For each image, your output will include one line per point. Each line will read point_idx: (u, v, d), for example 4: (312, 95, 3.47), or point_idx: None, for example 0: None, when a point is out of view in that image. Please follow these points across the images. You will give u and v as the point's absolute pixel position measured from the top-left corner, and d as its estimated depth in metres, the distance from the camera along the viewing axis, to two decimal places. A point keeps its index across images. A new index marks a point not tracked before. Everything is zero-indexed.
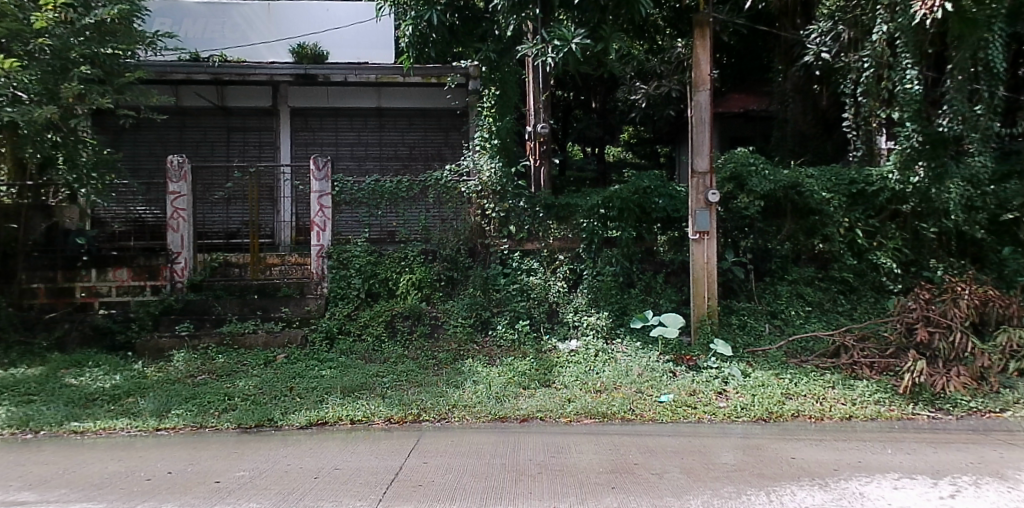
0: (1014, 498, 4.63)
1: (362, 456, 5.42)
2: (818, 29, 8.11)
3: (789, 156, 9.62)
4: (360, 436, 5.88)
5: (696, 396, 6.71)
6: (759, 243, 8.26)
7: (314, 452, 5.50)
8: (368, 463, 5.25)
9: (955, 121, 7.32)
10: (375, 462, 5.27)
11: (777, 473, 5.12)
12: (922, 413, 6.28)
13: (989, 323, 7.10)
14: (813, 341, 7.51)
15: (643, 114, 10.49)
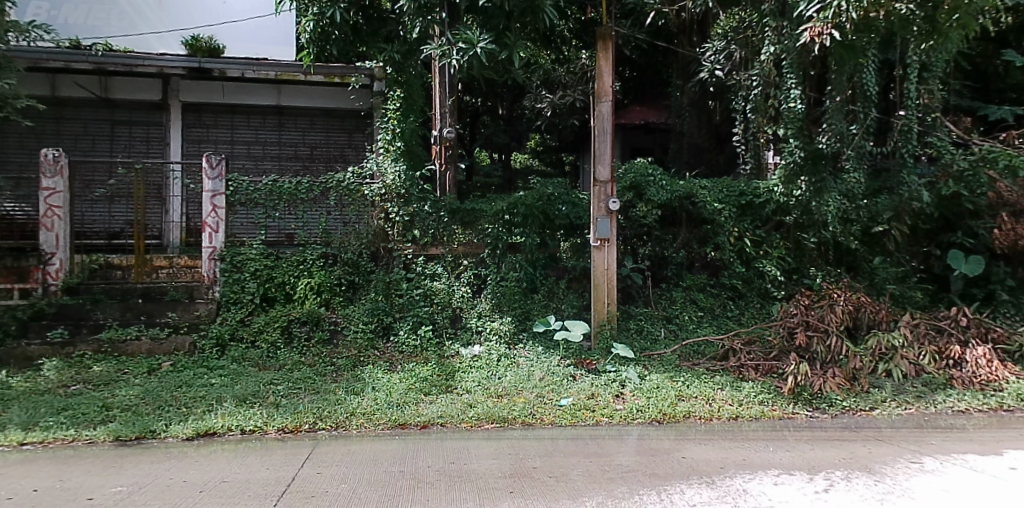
0: (880, 491, 4.98)
1: (252, 467, 5.19)
2: (712, 48, 8.52)
3: (685, 167, 10.00)
4: (250, 447, 5.62)
5: (594, 399, 6.84)
6: (656, 250, 8.57)
7: (200, 463, 5.21)
8: (258, 474, 5.02)
9: (834, 139, 7.81)
10: (266, 472, 5.05)
11: (669, 473, 5.29)
12: (802, 412, 6.64)
13: (861, 327, 7.63)
14: (704, 345, 7.83)
15: (549, 121, 10.54)
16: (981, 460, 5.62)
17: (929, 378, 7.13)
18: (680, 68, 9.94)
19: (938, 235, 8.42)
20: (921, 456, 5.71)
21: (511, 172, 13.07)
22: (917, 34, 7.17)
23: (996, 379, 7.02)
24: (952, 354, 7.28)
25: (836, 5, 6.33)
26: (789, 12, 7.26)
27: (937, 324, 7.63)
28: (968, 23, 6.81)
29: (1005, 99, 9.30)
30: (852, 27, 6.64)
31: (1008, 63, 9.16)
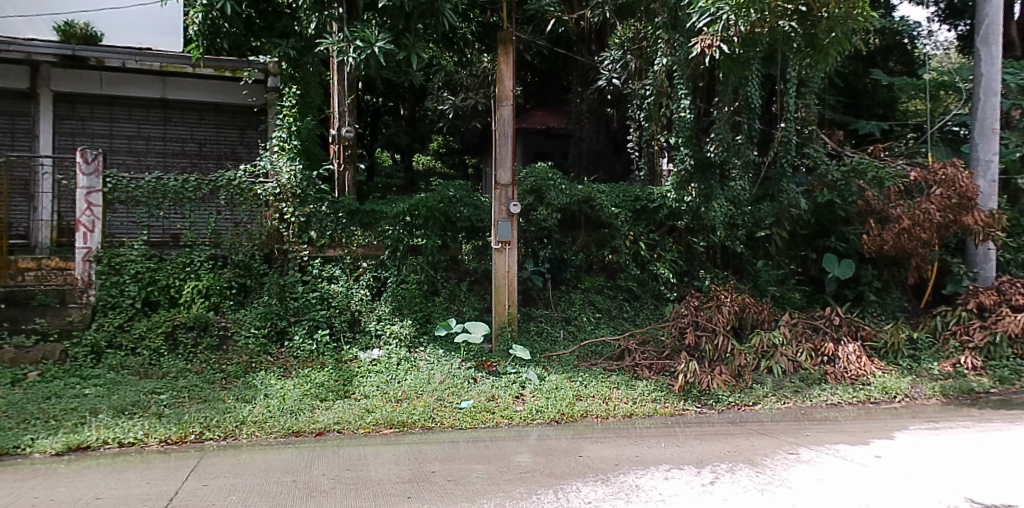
0: (760, 481, 5.26)
1: (130, 482, 4.86)
2: (610, 57, 8.71)
3: (583, 173, 10.18)
4: (127, 461, 5.26)
5: (494, 401, 6.87)
6: (555, 253, 8.71)
7: (71, 480, 4.83)
8: (136, 489, 4.70)
9: (720, 147, 8.15)
10: (145, 488, 4.74)
11: (566, 471, 5.39)
12: (691, 408, 6.94)
13: (746, 326, 8.06)
14: (601, 346, 8.04)
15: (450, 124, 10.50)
16: (851, 449, 6.06)
17: (806, 373, 7.60)
18: (580, 75, 10.20)
19: (814, 239, 8.99)
20: (798, 448, 6.09)
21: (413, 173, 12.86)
22: (796, 51, 7.65)
23: (864, 373, 7.53)
24: (826, 351, 7.77)
25: (726, 16, 6.75)
26: (681, 24, 7.63)
27: (814, 324, 8.14)
28: (843, 42, 7.28)
29: (872, 115, 10.08)
30: (739, 41, 7.08)
31: (875, 81, 9.93)
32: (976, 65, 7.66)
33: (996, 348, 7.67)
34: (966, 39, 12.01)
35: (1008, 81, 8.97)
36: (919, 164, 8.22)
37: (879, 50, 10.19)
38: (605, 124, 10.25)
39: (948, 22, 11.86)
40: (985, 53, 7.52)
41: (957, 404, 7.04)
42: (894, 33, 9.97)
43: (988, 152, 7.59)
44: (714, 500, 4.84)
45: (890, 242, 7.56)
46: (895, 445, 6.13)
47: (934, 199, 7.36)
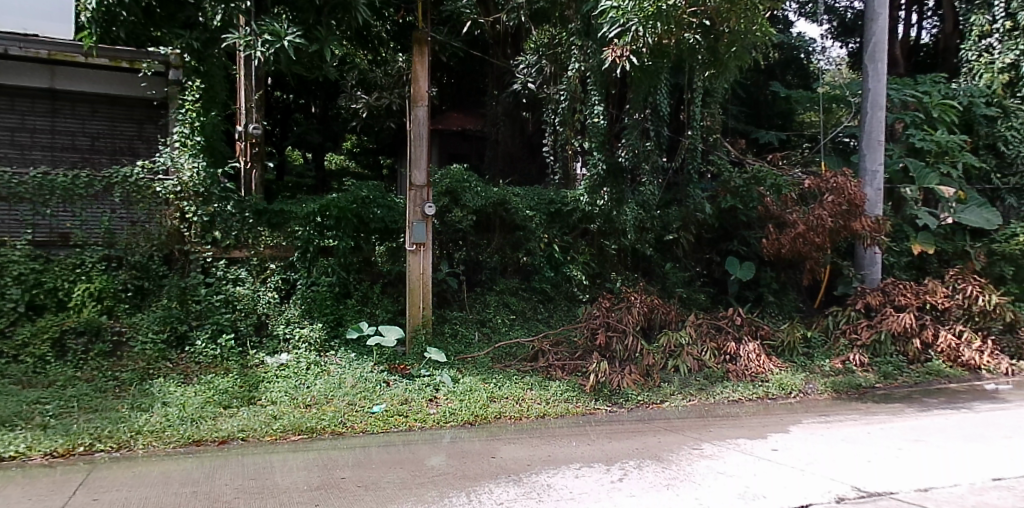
0: (665, 476, 5.44)
1: (9, 500, 4.50)
2: (526, 61, 8.87)
3: (499, 175, 10.26)
4: (5, 477, 4.87)
5: (407, 404, 6.80)
6: (470, 255, 8.73)
7: None
8: None
9: (630, 153, 8.40)
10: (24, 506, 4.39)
11: (479, 473, 5.39)
12: (602, 407, 7.09)
13: (655, 327, 8.30)
14: (515, 347, 8.10)
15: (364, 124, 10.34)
16: (751, 443, 6.35)
17: (710, 371, 7.91)
18: (495, 78, 10.27)
19: (718, 243, 9.34)
20: (702, 443, 6.32)
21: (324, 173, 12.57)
22: (702, 63, 7.97)
23: (762, 371, 7.92)
24: (728, 350, 8.12)
25: (634, 29, 6.94)
26: (594, 33, 7.75)
27: (717, 324, 8.49)
28: (742, 57, 7.72)
29: (773, 125, 10.63)
30: (648, 52, 7.30)
31: (774, 93, 10.48)
32: (864, 80, 8.16)
33: (882, 346, 8.21)
34: (855, 58, 12.93)
35: (893, 97, 9.66)
36: (813, 173, 8.70)
37: (779, 63, 10.77)
38: (520, 127, 10.30)
39: (839, 39, 12.87)
40: (871, 69, 8.03)
41: (847, 398, 7.48)
42: (792, 48, 10.63)
43: (875, 162, 8.09)
44: (622, 496, 4.96)
45: (787, 245, 7.92)
46: (791, 438, 6.46)
47: (826, 205, 7.78)
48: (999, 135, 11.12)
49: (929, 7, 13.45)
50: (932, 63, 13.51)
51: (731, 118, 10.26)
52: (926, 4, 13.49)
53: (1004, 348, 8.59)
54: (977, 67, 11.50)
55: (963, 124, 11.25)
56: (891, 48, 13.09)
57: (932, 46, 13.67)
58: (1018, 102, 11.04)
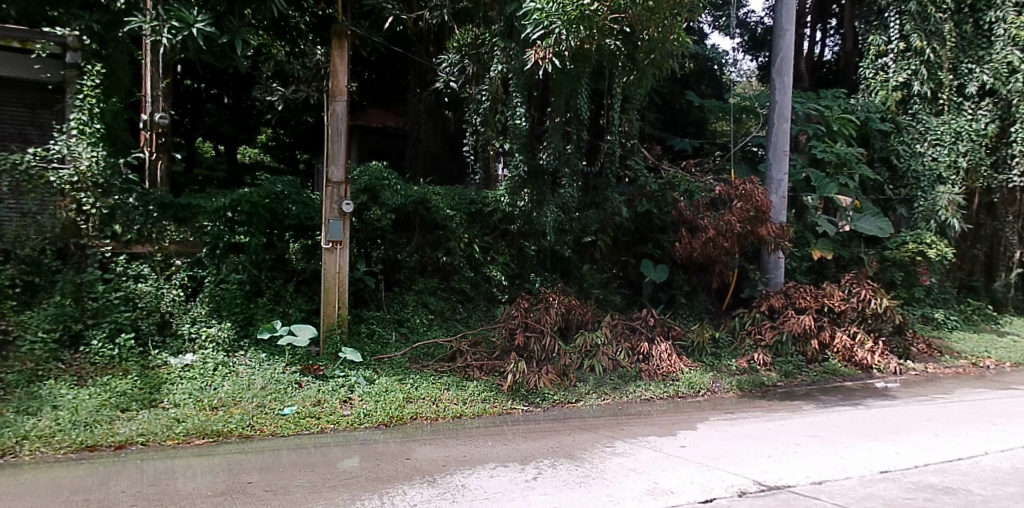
0: (579, 473, 5.54)
1: None
2: (447, 60, 8.84)
3: (419, 174, 10.22)
4: None
5: (320, 406, 6.64)
6: (388, 254, 8.63)
7: None
8: None
9: (551, 155, 8.53)
10: None
11: (392, 475, 5.30)
12: (518, 407, 7.14)
13: (572, 327, 8.42)
14: (433, 347, 8.05)
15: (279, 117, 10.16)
16: (661, 440, 6.53)
17: (624, 371, 8.09)
18: (417, 75, 10.18)
19: (634, 246, 9.50)
20: (615, 441, 6.46)
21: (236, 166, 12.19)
22: (622, 69, 8.15)
23: (673, 370, 8.18)
24: (641, 350, 8.34)
25: (557, 31, 7.06)
26: (517, 35, 7.79)
27: (632, 324, 8.71)
28: (660, 64, 7.93)
29: (687, 132, 11.00)
30: (570, 56, 7.40)
31: (688, 102, 10.84)
32: (773, 93, 8.52)
33: (783, 346, 8.63)
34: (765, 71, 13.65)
35: (798, 109, 10.17)
36: (724, 180, 9.04)
37: (693, 74, 11.14)
38: (442, 126, 10.25)
39: (750, 53, 13.58)
40: (779, 83, 8.41)
41: (751, 396, 7.81)
42: (706, 60, 10.94)
43: (780, 172, 8.49)
44: (535, 495, 4.99)
45: (697, 249, 8.27)
46: (698, 435, 6.69)
47: (735, 212, 8.13)
48: (891, 149, 11.86)
49: (831, 26, 14.52)
50: (834, 79, 14.34)
51: (648, 124, 10.55)
52: (828, 23, 14.52)
53: (894, 348, 9.18)
54: (874, 84, 12.25)
55: (860, 138, 12.01)
56: (796, 64, 13.89)
57: (834, 62, 14.54)
58: (909, 118, 11.98)
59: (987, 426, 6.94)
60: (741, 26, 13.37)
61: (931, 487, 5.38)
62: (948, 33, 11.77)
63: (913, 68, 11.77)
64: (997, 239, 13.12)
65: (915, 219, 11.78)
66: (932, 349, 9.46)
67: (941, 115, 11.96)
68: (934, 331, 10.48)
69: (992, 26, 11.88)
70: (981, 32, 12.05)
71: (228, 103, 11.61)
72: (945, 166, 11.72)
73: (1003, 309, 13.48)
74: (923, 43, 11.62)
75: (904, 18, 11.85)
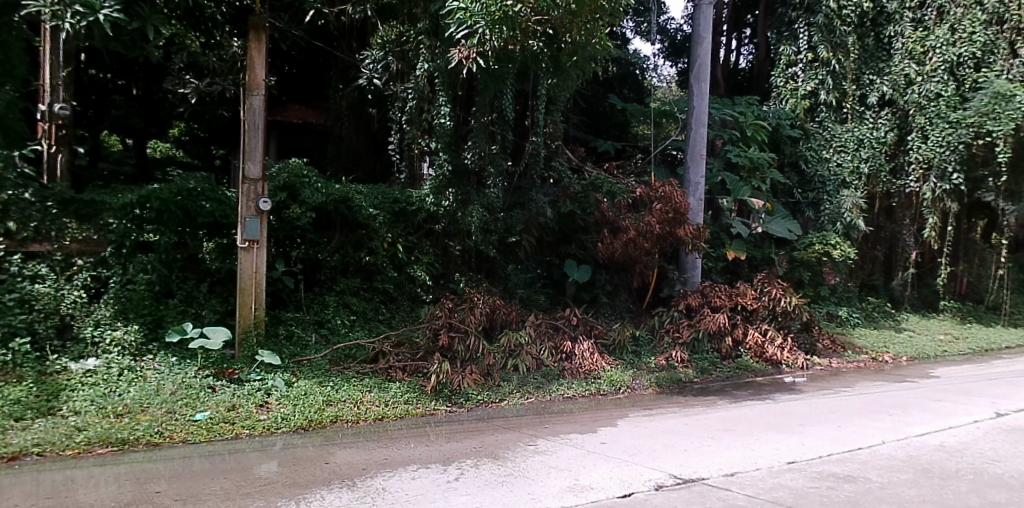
0: (501, 473, 5.54)
1: None
2: (371, 56, 8.69)
3: (341, 171, 10.04)
4: None
5: (234, 411, 6.40)
6: (308, 253, 8.47)
7: None
8: None
9: (476, 156, 8.52)
10: None
11: (310, 480, 5.14)
12: (441, 408, 7.10)
13: (496, 327, 8.45)
14: (355, 349, 7.91)
15: (191, 110, 9.68)
16: (582, 437, 6.62)
17: (547, 370, 8.17)
18: (339, 71, 10.03)
19: (558, 246, 9.61)
20: (537, 439, 6.50)
21: (146, 162, 11.70)
22: (546, 71, 8.24)
23: (595, 368, 8.32)
24: (564, 349, 8.45)
25: (481, 32, 6.99)
26: (442, 33, 7.75)
27: (555, 323, 8.83)
28: (583, 67, 8.06)
29: (610, 135, 11.19)
30: (494, 56, 7.36)
31: (611, 105, 11.09)
32: (691, 98, 8.80)
33: (699, 343, 8.95)
34: (683, 76, 14.01)
35: (714, 115, 10.56)
36: (645, 182, 9.29)
37: (616, 77, 11.41)
38: (365, 124, 10.12)
39: (669, 59, 14.08)
40: (697, 89, 8.68)
41: (668, 392, 8.05)
42: (628, 65, 11.29)
43: (697, 175, 8.78)
44: (457, 495, 4.96)
45: (619, 250, 8.45)
46: (618, 431, 6.83)
47: (654, 213, 8.38)
48: (799, 154, 12.44)
49: (746, 35, 14.96)
50: (749, 86, 14.89)
51: (573, 127, 10.70)
52: (743, 32, 14.95)
53: (801, 344, 9.67)
54: (784, 93, 12.86)
55: (771, 143, 12.57)
56: (713, 70, 14.40)
57: (748, 70, 15.05)
58: (816, 125, 12.76)
59: (885, 418, 7.37)
60: (662, 33, 13.72)
61: (834, 476, 5.65)
62: (852, 45, 12.75)
63: (820, 78, 12.54)
64: (896, 241, 13.90)
65: (822, 222, 12.38)
66: (836, 344, 10.00)
67: (845, 123, 12.93)
68: (838, 328, 11.09)
69: (891, 40, 13.07)
70: (881, 45, 13.22)
71: (136, 95, 11.06)
72: (849, 172, 12.54)
73: (900, 307, 14.08)
74: (829, 54, 12.44)
75: (812, 29, 12.52)
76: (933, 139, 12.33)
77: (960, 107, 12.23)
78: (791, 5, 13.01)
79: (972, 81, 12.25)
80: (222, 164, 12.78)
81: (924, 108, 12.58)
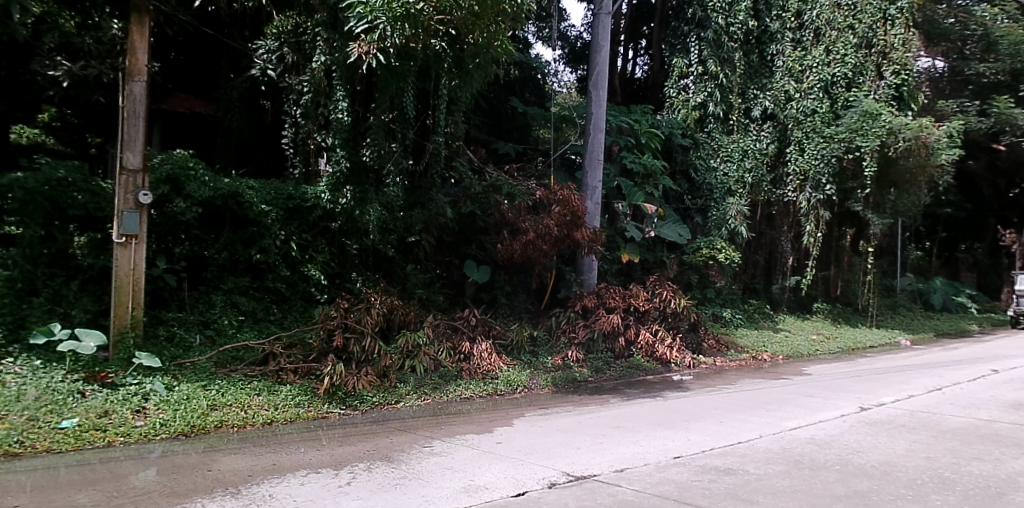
0: (395, 476, 5.41)
1: None
2: (265, 46, 8.51)
3: (229, 165, 9.71)
4: None
5: (107, 418, 5.95)
6: (193, 250, 8.15)
7: None
8: None
9: (375, 153, 8.34)
10: None
11: (190, 489, 4.81)
12: (334, 411, 6.90)
13: (393, 328, 8.35)
14: (243, 351, 7.60)
15: (63, 93, 9.03)
16: (478, 437, 6.61)
17: (445, 370, 8.12)
18: (229, 61, 9.82)
19: (459, 247, 9.57)
20: (432, 441, 6.42)
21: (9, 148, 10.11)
22: (448, 72, 8.24)
23: (492, 368, 8.37)
24: (461, 349, 8.45)
25: (382, 27, 6.88)
26: (341, 26, 7.57)
27: (454, 324, 8.82)
28: (486, 68, 8.05)
29: (511, 137, 11.30)
30: (395, 53, 7.23)
31: (512, 108, 11.23)
32: (589, 104, 9.03)
33: (594, 343, 9.23)
34: (581, 83, 14.41)
35: (611, 122, 10.96)
36: (545, 186, 9.49)
37: (518, 81, 11.52)
38: (256, 117, 9.87)
39: (569, 65, 14.50)
40: (595, 96, 8.92)
41: (563, 391, 8.22)
42: (529, 68, 11.39)
43: (595, 180, 9.04)
44: (347, 500, 4.79)
45: (518, 251, 8.57)
46: (514, 430, 6.88)
47: (553, 216, 8.57)
48: (690, 163, 13.03)
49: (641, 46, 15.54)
50: (644, 95, 15.49)
51: (474, 127, 10.75)
52: (639, 43, 15.57)
53: (690, 343, 10.17)
54: (676, 103, 13.35)
55: (664, 150, 13.13)
56: (610, 78, 14.85)
57: (643, 80, 15.62)
58: (705, 135, 13.35)
59: (763, 413, 7.81)
60: (562, 39, 14.15)
61: (715, 469, 5.92)
62: (738, 61, 13.58)
63: (709, 90, 13.19)
64: (775, 246, 14.79)
65: (709, 227, 13.10)
66: (721, 344, 10.55)
67: (731, 134, 13.66)
68: (722, 328, 11.71)
69: (773, 58, 14.10)
70: (765, 62, 14.20)
71: None
72: (734, 181, 13.27)
73: (778, 308, 14.96)
74: (717, 69, 13.13)
75: (703, 44, 13.17)
76: (809, 151, 13.34)
77: (833, 124, 13.34)
78: (683, 19, 13.58)
79: (844, 100, 13.44)
80: (97, 153, 12.19)
81: (801, 123, 13.54)
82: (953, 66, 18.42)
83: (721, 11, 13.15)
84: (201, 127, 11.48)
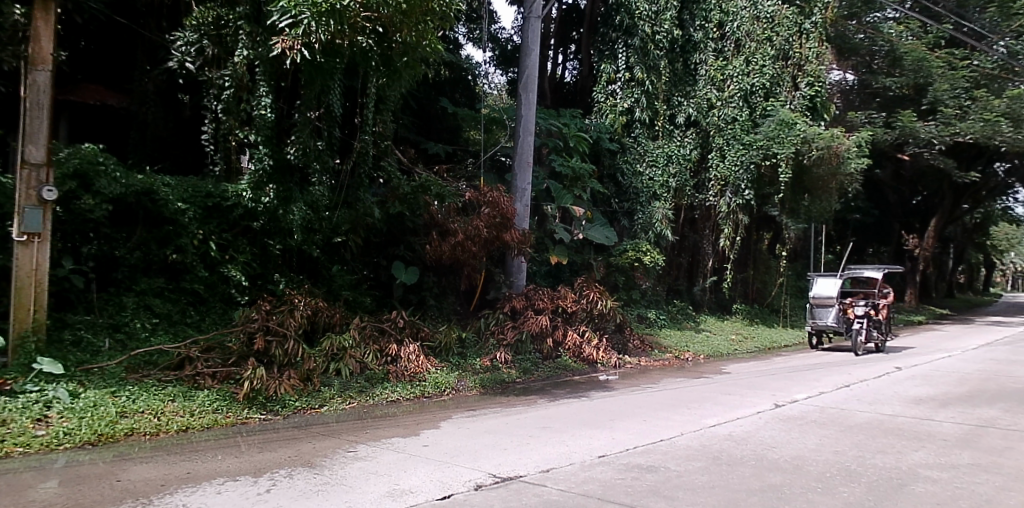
0: (317, 482, 5.27)
1: None
2: (184, 38, 7.94)
3: (142, 159, 9.35)
4: None
5: (3, 427, 5.53)
6: (102, 250, 7.77)
7: None
8: None
9: (299, 151, 8.40)
10: None
11: (97, 500, 4.54)
12: (255, 417, 6.67)
13: (318, 330, 8.22)
14: (156, 355, 7.28)
15: None
16: (404, 440, 6.52)
17: (371, 373, 8.01)
18: (144, 51, 9.31)
19: (386, 248, 9.52)
20: (357, 445, 6.28)
21: None
22: (377, 71, 8.18)
23: (421, 370, 8.29)
24: (389, 351, 8.35)
25: (306, 22, 6.72)
26: (265, 21, 7.54)
27: (381, 326, 8.70)
28: (413, 67, 8.00)
29: (441, 138, 11.45)
30: (320, 49, 7.09)
31: (443, 109, 11.31)
32: (519, 107, 9.10)
33: (523, 344, 9.34)
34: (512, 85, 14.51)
35: (541, 125, 11.07)
36: (474, 187, 9.53)
37: (448, 81, 11.45)
38: (172, 111, 9.57)
39: (500, 67, 14.61)
40: (525, 98, 8.99)
41: (491, 392, 8.25)
42: (461, 69, 11.40)
43: (524, 182, 9.14)
44: None
45: (447, 252, 8.55)
46: (440, 433, 6.83)
47: (483, 217, 8.60)
48: (616, 167, 13.42)
49: (571, 50, 15.78)
50: (574, 99, 15.75)
51: (402, 127, 10.67)
52: (568, 48, 15.75)
53: (616, 344, 10.42)
54: (604, 108, 13.53)
55: (593, 154, 13.39)
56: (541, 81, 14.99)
57: (573, 84, 15.89)
58: (632, 140, 13.62)
59: (684, 411, 8.04)
60: (492, 41, 14.26)
61: (638, 467, 6.05)
62: (662, 68, 13.79)
63: (635, 96, 13.44)
64: (698, 249, 15.30)
65: (636, 230, 13.50)
66: (645, 344, 10.82)
67: (656, 140, 13.89)
68: (647, 328, 12.00)
69: (695, 67, 14.40)
70: (687, 71, 14.44)
71: None
72: (659, 185, 13.61)
73: (700, 309, 15.32)
74: (643, 75, 13.41)
75: (629, 50, 13.39)
76: (730, 158, 13.99)
77: (751, 131, 14.08)
78: (611, 25, 13.71)
79: (762, 109, 14.25)
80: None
81: (722, 130, 14.12)
82: (862, 79, 19.53)
83: (647, 19, 13.45)
84: (112, 119, 11.00)
